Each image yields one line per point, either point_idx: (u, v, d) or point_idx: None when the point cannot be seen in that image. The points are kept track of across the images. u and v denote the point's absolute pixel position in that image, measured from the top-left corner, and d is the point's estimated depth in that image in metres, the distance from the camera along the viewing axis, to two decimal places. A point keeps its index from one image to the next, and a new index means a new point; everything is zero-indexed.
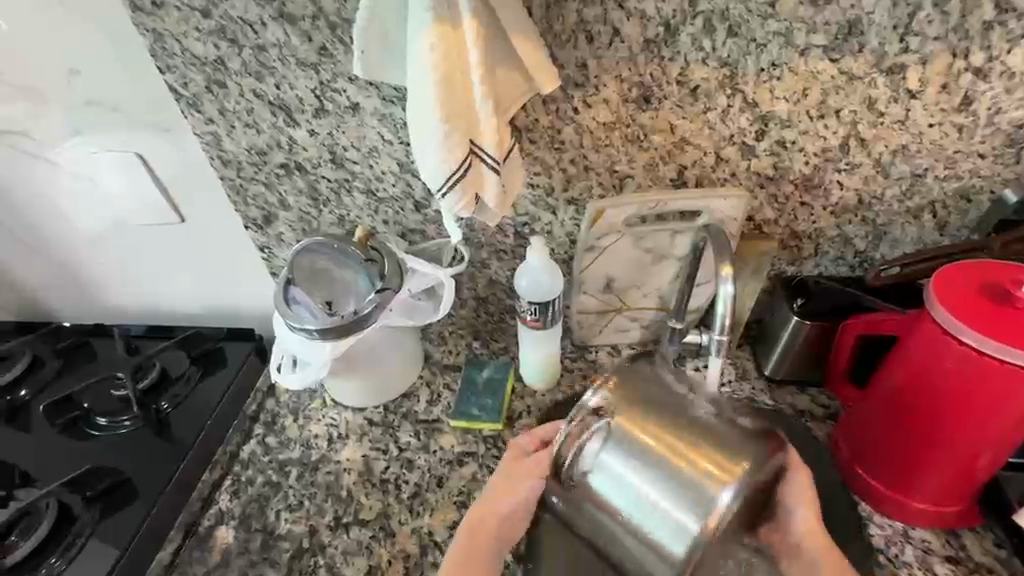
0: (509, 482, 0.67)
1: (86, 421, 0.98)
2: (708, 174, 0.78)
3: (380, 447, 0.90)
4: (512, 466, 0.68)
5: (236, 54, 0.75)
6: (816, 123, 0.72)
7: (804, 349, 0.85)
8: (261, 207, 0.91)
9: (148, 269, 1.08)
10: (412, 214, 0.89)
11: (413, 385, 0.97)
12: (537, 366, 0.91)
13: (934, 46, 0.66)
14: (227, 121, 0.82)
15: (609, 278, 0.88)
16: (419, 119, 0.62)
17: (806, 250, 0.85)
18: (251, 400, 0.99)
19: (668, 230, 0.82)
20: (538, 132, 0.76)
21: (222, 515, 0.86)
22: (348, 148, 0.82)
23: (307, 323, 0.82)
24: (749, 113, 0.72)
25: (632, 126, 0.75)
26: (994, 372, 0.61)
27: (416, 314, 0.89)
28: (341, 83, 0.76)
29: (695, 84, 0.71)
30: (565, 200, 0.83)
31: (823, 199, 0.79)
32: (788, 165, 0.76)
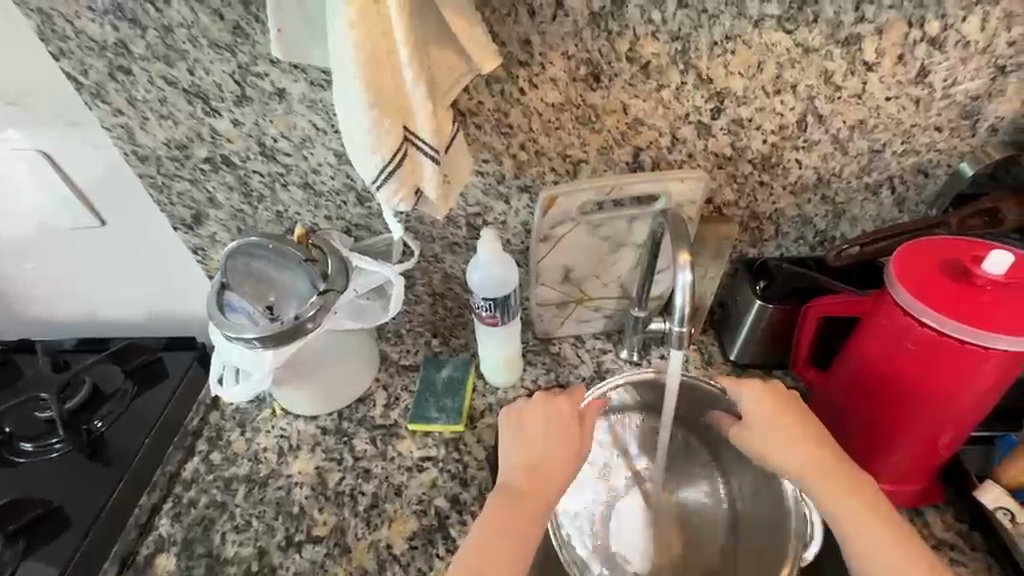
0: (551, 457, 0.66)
1: (9, 447, 0.89)
2: (664, 156, 0.74)
3: (334, 457, 0.85)
4: (548, 434, 0.67)
5: (140, 36, 0.67)
6: (772, 99, 0.69)
7: (767, 334, 0.83)
8: (189, 205, 0.84)
9: (72, 276, 0.99)
10: (355, 207, 0.83)
11: (368, 389, 0.92)
12: (499, 364, 0.87)
13: (890, 15, 0.63)
14: (139, 112, 0.73)
15: (568, 268, 0.84)
16: (345, 103, 0.56)
17: (767, 231, 0.83)
18: (194, 413, 0.92)
19: (626, 216, 0.78)
20: (483, 115, 0.71)
21: (163, 542, 0.80)
22: (278, 138, 0.75)
23: (245, 332, 0.75)
24: (703, 90, 0.68)
25: (582, 107, 0.70)
26: (954, 352, 0.59)
27: (365, 316, 0.84)
28: (263, 67, 0.69)
29: (646, 60, 0.66)
30: (518, 187, 0.78)
31: (783, 178, 0.77)
32: (745, 144, 0.73)
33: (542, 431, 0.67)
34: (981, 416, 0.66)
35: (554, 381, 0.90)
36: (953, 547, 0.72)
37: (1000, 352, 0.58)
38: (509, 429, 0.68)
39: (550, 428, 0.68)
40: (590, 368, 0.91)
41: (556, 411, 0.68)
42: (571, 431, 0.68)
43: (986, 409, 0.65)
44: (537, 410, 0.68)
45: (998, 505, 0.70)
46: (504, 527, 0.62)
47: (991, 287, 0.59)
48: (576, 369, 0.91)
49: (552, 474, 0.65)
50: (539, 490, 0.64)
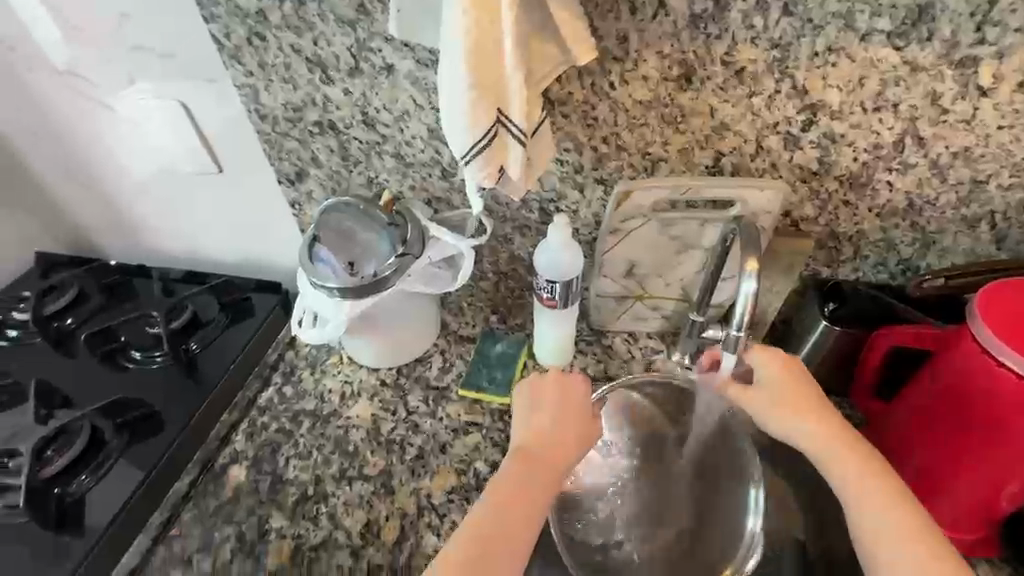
0: (538, 407, 0.72)
1: (123, 353, 1.04)
2: (746, 162, 0.74)
3: (389, 408, 0.93)
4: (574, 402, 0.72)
5: (278, 7, 0.75)
6: (870, 116, 0.67)
7: (830, 355, 0.81)
8: (295, 163, 0.93)
9: (186, 215, 1.13)
10: (439, 181, 0.89)
11: (427, 351, 0.99)
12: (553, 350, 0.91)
13: (1015, 39, 0.60)
14: (266, 75, 0.82)
15: (632, 263, 0.85)
16: (448, 81, 0.61)
17: (844, 252, 0.81)
18: (273, 349, 1.03)
19: (698, 218, 0.79)
20: (571, 106, 0.74)
21: (236, 456, 0.88)
22: (380, 109, 0.82)
23: (329, 281, 0.84)
24: (798, 100, 0.68)
25: (670, 106, 0.71)
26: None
27: (433, 283, 0.90)
28: (377, 43, 0.75)
29: (741, 66, 0.67)
30: (594, 179, 0.81)
31: (869, 200, 0.75)
32: (833, 160, 0.72)
33: (554, 410, 0.71)
34: None
35: (603, 371, 0.93)
36: None
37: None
38: (528, 396, 0.73)
39: (558, 407, 0.71)
40: (640, 365, 0.93)
41: (565, 389, 0.73)
42: (581, 414, 0.72)
43: None
44: (548, 387, 0.73)
45: None
46: (513, 495, 0.63)
47: None
48: (627, 363, 0.93)
49: (560, 442, 0.69)
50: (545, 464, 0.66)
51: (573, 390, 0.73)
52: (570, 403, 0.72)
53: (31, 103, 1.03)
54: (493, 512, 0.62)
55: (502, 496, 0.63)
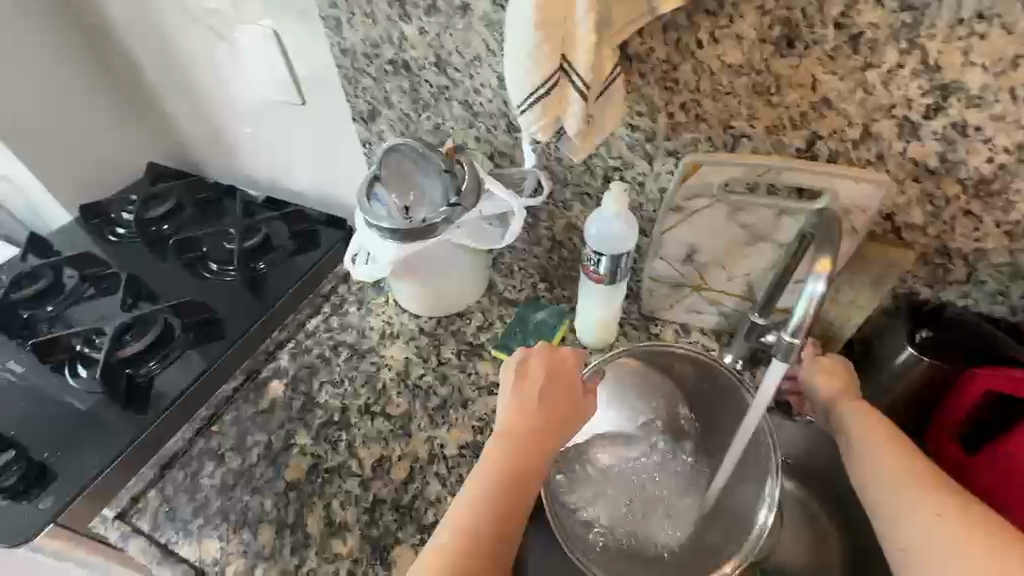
0: (521, 386, 0.67)
1: (202, 263, 1.14)
2: (846, 149, 0.64)
3: (422, 354, 0.94)
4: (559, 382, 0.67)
5: None
6: (1020, 108, 0.55)
7: (911, 388, 0.70)
8: (369, 101, 0.94)
9: (271, 143, 1.19)
10: (503, 135, 0.87)
11: (470, 307, 0.99)
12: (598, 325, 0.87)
13: None
14: (349, 8, 0.82)
15: (694, 248, 0.78)
16: (515, 19, 0.57)
17: (954, 273, 0.68)
18: (328, 281, 1.08)
19: (776, 207, 0.70)
20: (650, 64, 0.67)
21: (279, 371, 0.93)
22: (452, 53, 0.80)
23: (381, 221, 0.84)
24: (925, 79, 0.56)
25: (764, 73, 0.62)
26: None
27: (480, 238, 0.89)
28: None
29: (859, 31, 0.56)
30: (665, 149, 0.74)
31: (998, 213, 0.62)
32: (959, 158, 0.60)
33: (537, 389, 0.66)
34: None
35: None
36: None
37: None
38: (509, 377, 0.68)
39: (545, 383, 0.67)
40: None
41: (554, 364, 0.68)
42: (573, 393, 0.67)
43: None
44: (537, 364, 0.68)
45: None
46: (496, 473, 0.61)
47: None
48: None
49: (544, 422, 0.65)
50: (522, 448, 0.63)
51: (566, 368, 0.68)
52: (559, 379, 0.67)
53: (153, 21, 1.12)
54: (472, 504, 0.59)
55: (487, 486, 0.60)
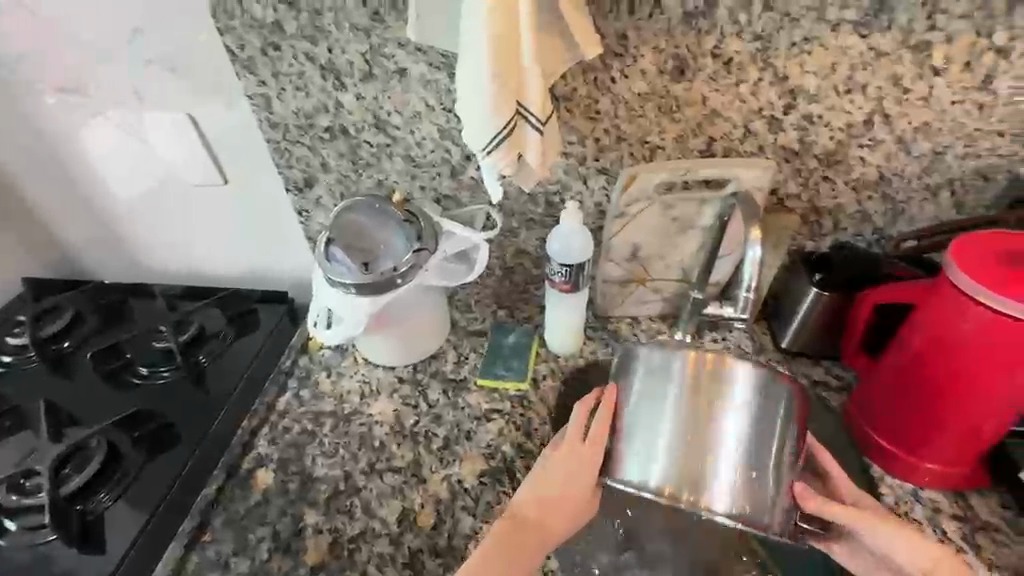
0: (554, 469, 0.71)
1: (128, 370, 1.02)
2: (736, 146, 0.81)
3: (410, 402, 0.95)
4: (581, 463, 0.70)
5: (294, 18, 0.79)
6: (842, 98, 0.76)
7: (821, 319, 0.89)
8: (303, 169, 0.95)
9: (184, 229, 1.13)
10: (447, 180, 0.94)
11: (441, 347, 1.02)
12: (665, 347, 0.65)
13: (959, 25, 0.70)
14: (279, 84, 0.85)
15: (637, 247, 0.91)
16: (472, 74, 0.66)
17: (826, 226, 0.89)
18: (286, 356, 1.03)
19: (695, 199, 0.86)
20: (576, 101, 0.80)
21: (261, 459, 0.88)
22: (391, 113, 0.86)
23: (344, 278, 0.86)
24: (779, 87, 0.76)
25: (665, 97, 0.78)
26: (1002, 327, 0.64)
27: (451, 275, 0.93)
28: (391, 49, 0.80)
29: (728, 57, 0.74)
30: (596, 169, 0.87)
31: (845, 174, 0.83)
32: (813, 139, 0.80)
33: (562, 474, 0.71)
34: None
35: (612, 353, 0.98)
36: (997, 530, 0.76)
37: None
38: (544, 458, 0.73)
39: (568, 469, 0.71)
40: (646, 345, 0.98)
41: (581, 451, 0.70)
42: (587, 477, 0.71)
43: None
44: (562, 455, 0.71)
45: None
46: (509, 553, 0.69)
47: None
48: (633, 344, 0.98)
49: (559, 506, 0.71)
50: (541, 525, 0.71)
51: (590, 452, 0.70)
52: (581, 462, 0.70)
53: (25, 124, 1.02)
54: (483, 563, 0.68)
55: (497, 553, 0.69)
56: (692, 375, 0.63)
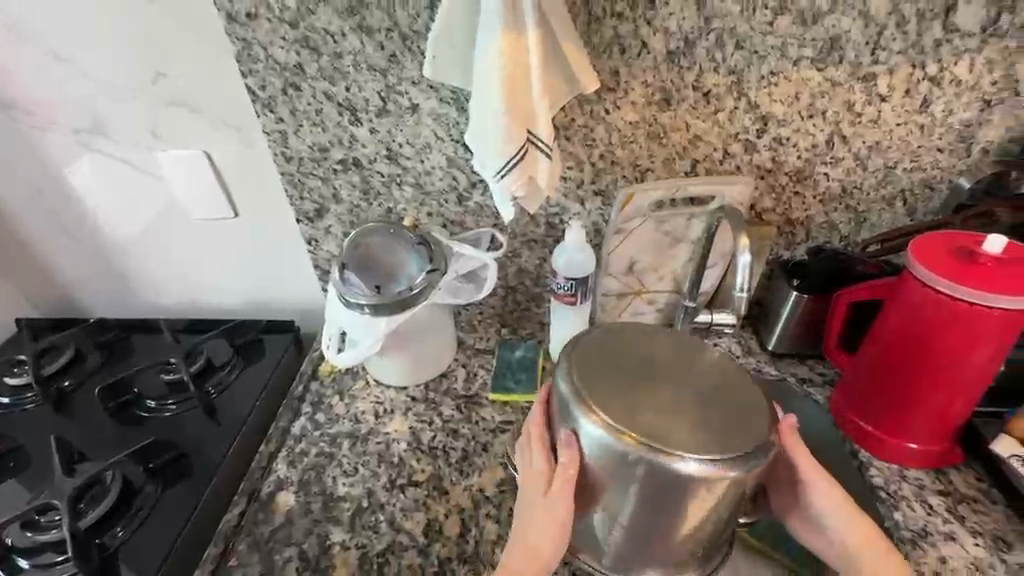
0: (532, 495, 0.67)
1: (136, 404, 1.02)
2: (717, 166, 0.91)
3: (425, 419, 0.98)
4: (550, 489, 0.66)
5: (315, 60, 0.85)
6: (807, 122, 0.86)
7: (802, 321, 0.97)
8: (315, 200, 1.01)
9: (190, 261, 1.15)
10: (454, 206, 1.00)
11: (450, 366, 1.06)
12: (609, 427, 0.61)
13: (898, 59, 0.80)
14: (297, 120, 0.92)
15: (633, 260, 0.99)
16: (486, 108, 0.74)
17: (798, 235, 0.99)
18: (297, 382, 1.05)
19: (684, 214, 0.94)
20: (573, 130, 0.89)
21: (281, 483, 0.89)
22: (403, 144, 0.93)
23: (360, 298, 0.90)
24: (751, 114, 0.86)
25: (653, 125, 0.88)
26: (952, 311, 0.73)
27: (463, 294, 0.99)
28: (405, 87, 0.87)
29: (707, 89, 0.84)
30: (593, 191, 0.95)
31: (813, 189, 0.93)
32: (784, 159, 0.90)
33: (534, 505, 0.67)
34: (989, 378, 0.78)
35: None
36: (977, 502, 0.83)
37: (987, 317, 0.72)
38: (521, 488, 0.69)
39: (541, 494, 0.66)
40: None
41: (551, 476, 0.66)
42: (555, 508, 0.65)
43: (994, 370, 0.77)
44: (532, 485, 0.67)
45: (1011, 453, 0.81)
46: None
47: (992, 262, 0.73)
48: None
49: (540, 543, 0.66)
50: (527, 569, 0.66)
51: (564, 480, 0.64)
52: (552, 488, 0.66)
53: (36, 161, 1.04)
54: None
55: None
56: (631, 466, 0.61)
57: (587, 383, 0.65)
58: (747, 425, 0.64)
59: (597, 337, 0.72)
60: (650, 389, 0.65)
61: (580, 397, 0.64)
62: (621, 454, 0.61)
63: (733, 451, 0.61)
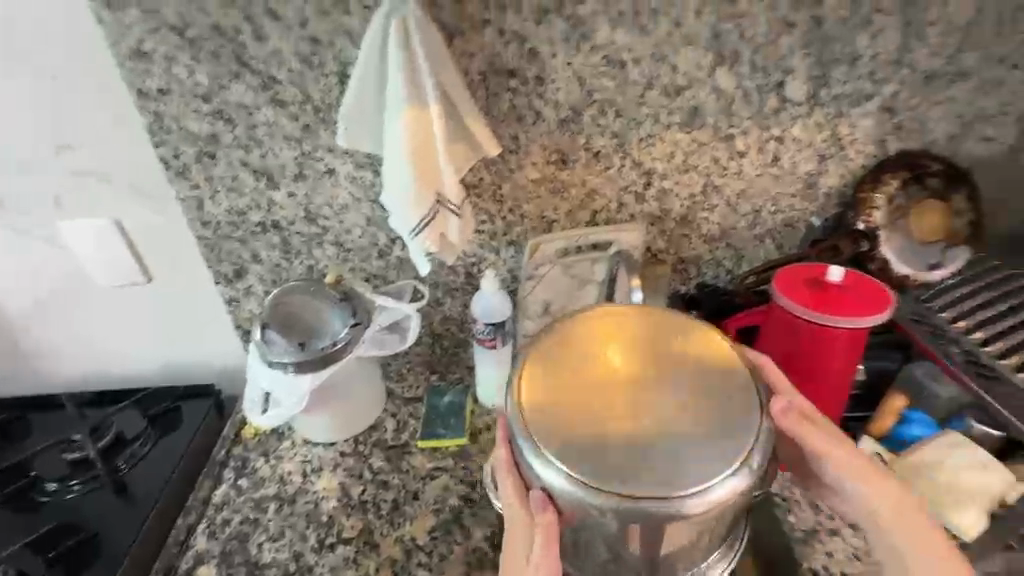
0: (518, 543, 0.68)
1: (35, 488, 0.96)
2: (614, 215, 1.02)
3: (355, 473, 0.98)
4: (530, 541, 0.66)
5: (230, 131, 0.89)
6: (684, 176, 0.99)
7: None
8: (234, 262, 1.02)
9: (99, 330, 1.10)
10: (376, 261, 1.04)
11: (380, 417, 1.07)
12: (567, 477, 0.60)
13: (749, 123, 0.94)
14: (212, 187, 0.94)
15: (547, 303, 1.07)
16: (396, 173, 0.80)
17: (691, 272, 1.11)
18: (220, 447, 1.02)
19: (589, 259, 1.01)
20: (483, 187, 0.97)
21: (201, 556, 0.88)
22: (322, 205, 0.97)
23: (283, 357, 0.92)
24: (636, 170, 0.98)
25: (553, 181, 0.98)
26: (809, 332, 0.86)
27: (387, 344, 1.02)
28: (320, 153, 0.91)
29: (596, 150, 0.95)
30: (506, 241, 1.03)
31: (697, 231, 1.06)
32: (669, 207, 1.03)
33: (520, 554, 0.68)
34: (848, 385, 0.92)
35: None
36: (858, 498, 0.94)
37: (845, 331, 0.85)
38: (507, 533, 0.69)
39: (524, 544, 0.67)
40: None
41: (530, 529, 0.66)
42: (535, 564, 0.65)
43: (850, 377, 0.91)
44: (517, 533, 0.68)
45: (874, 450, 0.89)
46: None
47: (835, 289, 0.87)
48: None
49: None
50: None
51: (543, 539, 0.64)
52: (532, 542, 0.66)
53: None
54: None
55: None
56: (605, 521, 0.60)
57: (540, 429, 0.63)
58: (724, 432, 0.62)
59: (555, 351, 0.68)
60: (616, 411, 0.63)
61: (545, 442, 0.62)
62: (586, 501, 0.59)
63: (715, 473, 0.59)
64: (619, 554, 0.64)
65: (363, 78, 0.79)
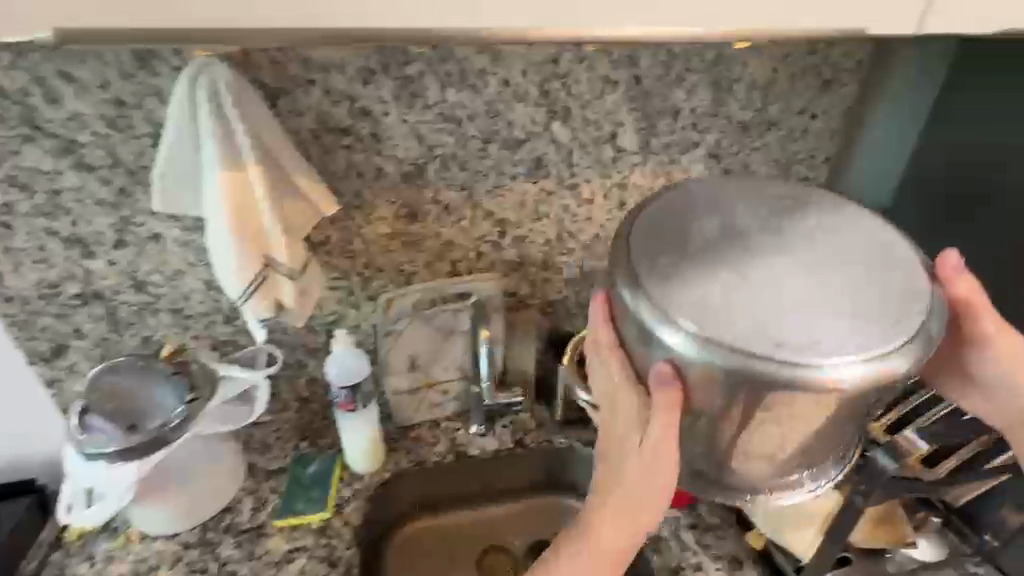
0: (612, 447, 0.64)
1: None
2: (474, 264, 1.02)
3: (198, 568, 0.90)
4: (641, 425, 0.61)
5: (29, 199, 0.80)
6: (537, 224, 1.02)
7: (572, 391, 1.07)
8: (51, 338, 0.91)
9: None
10: (222, 325, 0.96)
11: (236, 497, 0.98)
12: (698, 340, 0.53)
13: (592, 172, 0.99)
14: (14, 259, 0.84)
15: (412, 357, 1.04)
16: (217, 238, 0.76)
17: (561, 313, 1.12)
18: (32, 556, 0.90)
19: (449, 310, 1.02)
20: (332, 245, 0.94)
21: None
22: (151, 272, 0.89)
23: (105, 446, 0.82)
24: (489, 221, 0.99)
25: (405, 235, 0.96)
26: None
27: (232, 419, 0.92)
28: (141, 219, 0.85)
29: (445, 203, 0.95)
30: (365, 296, 1.00)
31: (560, 274, 1.08)
32: (527, 254, 1.04)
33: (629, 449, 0.62)
34: None
35: (414, 461, 1.06)
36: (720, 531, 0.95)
37: None
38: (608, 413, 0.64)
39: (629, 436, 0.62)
40: (445, 444, 1.09)
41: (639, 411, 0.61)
42: (643, 458, 0.60)
43: None
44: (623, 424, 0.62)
45: None
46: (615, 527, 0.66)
47: None
48: (433, 447, 1.08)
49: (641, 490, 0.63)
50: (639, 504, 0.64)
51: (657, 430, 0.58)
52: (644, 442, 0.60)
53: None
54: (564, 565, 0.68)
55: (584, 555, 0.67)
56: (732, 384, 0.53)
57: (668, 300, 0.55)
58: (882, 293, 0.57)
59: (642, 224, 0.62)
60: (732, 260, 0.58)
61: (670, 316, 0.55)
62: (720, 370, 0.53)
63: (888, 337, 0.53)
64: (715, 442, 0.60)
65: (175, 140, 0.74)
